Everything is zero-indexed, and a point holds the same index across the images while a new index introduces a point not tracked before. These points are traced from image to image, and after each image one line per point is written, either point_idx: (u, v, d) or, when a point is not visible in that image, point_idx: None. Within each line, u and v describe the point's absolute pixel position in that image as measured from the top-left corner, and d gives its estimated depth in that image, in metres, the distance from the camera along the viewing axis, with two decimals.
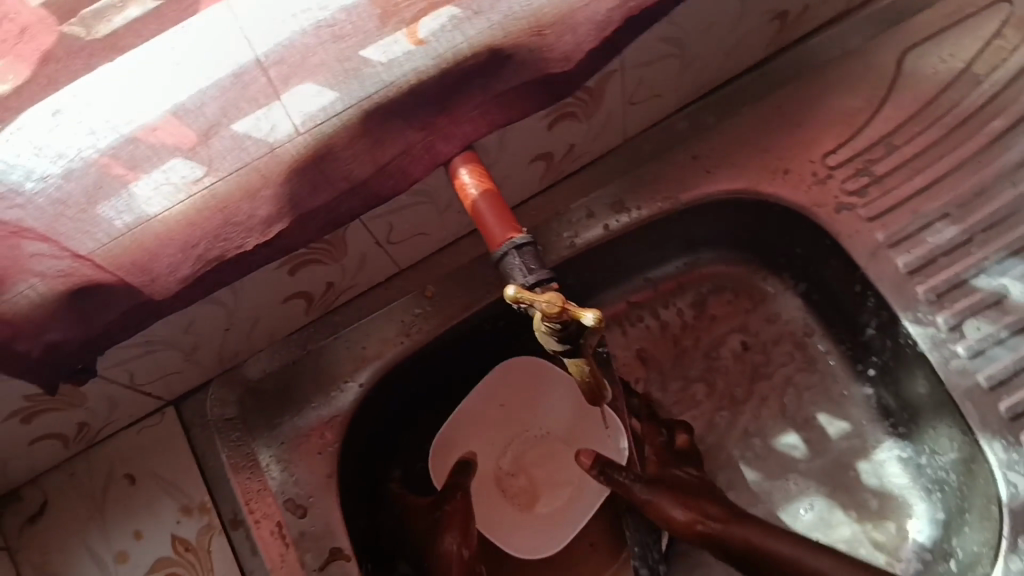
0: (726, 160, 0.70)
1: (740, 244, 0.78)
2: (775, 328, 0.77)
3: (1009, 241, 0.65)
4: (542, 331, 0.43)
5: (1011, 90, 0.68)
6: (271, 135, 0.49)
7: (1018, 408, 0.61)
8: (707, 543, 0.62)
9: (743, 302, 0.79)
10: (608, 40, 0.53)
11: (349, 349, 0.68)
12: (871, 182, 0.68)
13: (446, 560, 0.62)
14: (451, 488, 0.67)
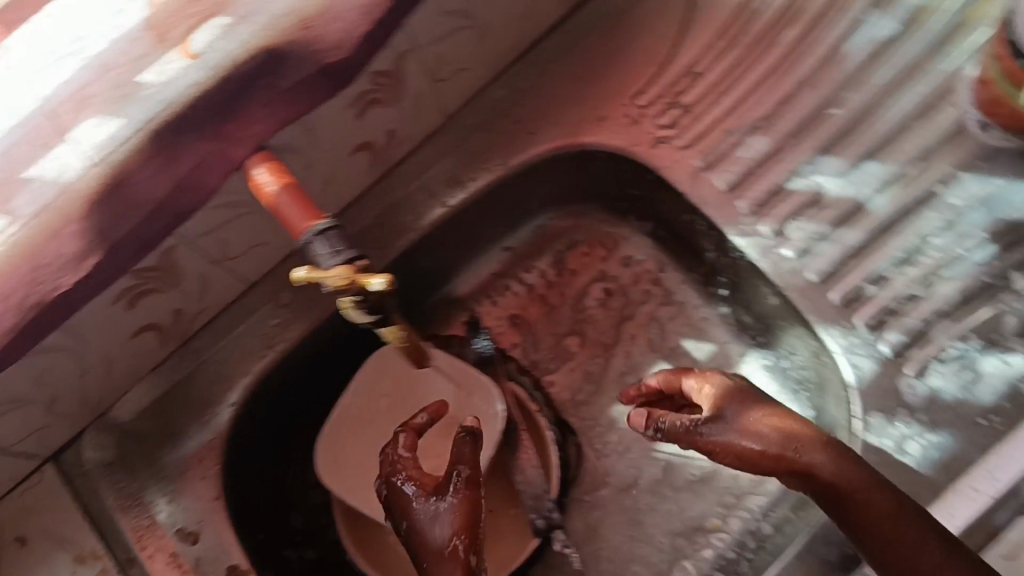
0: (546, 118, 0.73)
1: (584, 199, 0.81)
2: (632, 269, 0.81)
3: (818, 141, 0.69)
4: (348, 309, 0.46)
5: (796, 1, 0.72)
6: (63, 175, 0.50)
7: (848, 294, 0.65)
8: (797, 479, 0.53)
9: (598, 251, 0.82)
10: (380, 22, 0.54)
11: (214, 371, 0.69)
12: (682, 113, 0.71)
13: (439, 559, 0.52)
14: (451, 475, 0.55)
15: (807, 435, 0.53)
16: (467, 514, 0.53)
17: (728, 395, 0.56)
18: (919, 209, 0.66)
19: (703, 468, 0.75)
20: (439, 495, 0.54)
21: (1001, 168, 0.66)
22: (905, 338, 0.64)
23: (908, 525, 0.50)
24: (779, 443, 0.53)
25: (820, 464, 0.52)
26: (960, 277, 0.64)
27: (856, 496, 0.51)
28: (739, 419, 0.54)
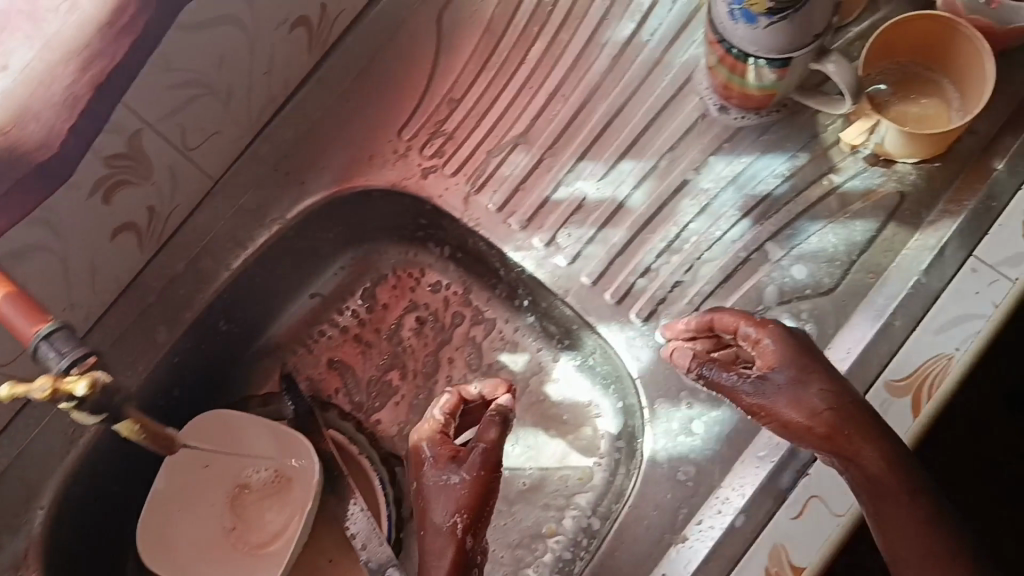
0: (314, 166, 0.74)
1: (381, 233, 0.82)
2: (440, 294, 0.82)
3: (576, 148, 0.72)
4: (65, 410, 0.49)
5: (536, 17, 0.74)
6: None
7: (620, 291, 0.68)
8: (840, 462, 0.51)
9: (407, 281, 0.83)
10: (86, 109, 0.55)
11: (17, 477, 0.68)
12: (445, 141, 0.73)
13: (440, 534, 0.60)
14: (472, 448, 0.62)
15: (846, 410, 0.51)
16: (477, 491, 0.61)
17: (796, 360, 0.53)
18: (679, 198, 0.69)
19: (533, 477, 0.77)
20: (452, 464, 0.62)
21: (745, 144, 0.69)
22: (677, 323, 0.67)
23: (905, 508, 0.50)
24: (821, 407, 0.52)
25: (867, 454, 0.50)
26: (719, 256, 0.68)
27: (867, 487, 0.50)
28: (788, 385, 0.53)
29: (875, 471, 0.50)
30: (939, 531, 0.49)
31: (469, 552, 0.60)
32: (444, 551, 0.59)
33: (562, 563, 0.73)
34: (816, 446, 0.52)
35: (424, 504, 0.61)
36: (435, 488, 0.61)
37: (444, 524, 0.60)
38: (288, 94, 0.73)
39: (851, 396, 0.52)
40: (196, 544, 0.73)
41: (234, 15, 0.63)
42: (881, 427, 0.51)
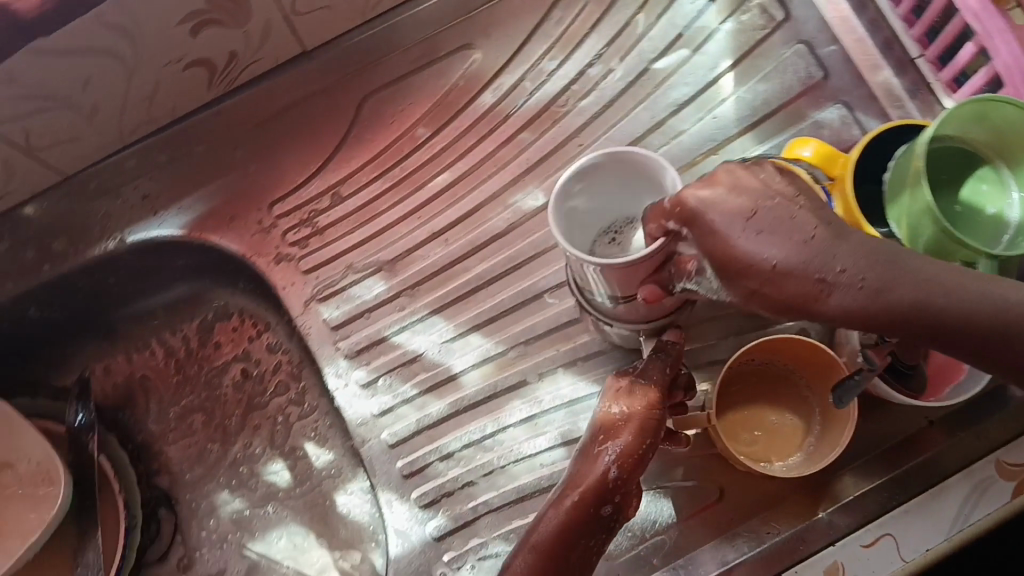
0: (176, 199, 0.71)
1: (226, 274, 0.78)
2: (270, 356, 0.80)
3: (433, 300, 0.68)
4: None
5: (457, 146, 0.71)
6: None
7: (414, 466, 0.65)
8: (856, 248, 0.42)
9: (249, 329, 0.81)
10: None
11: None
12: (312, 233, 0.70)
13: (587, 483, 0.51)
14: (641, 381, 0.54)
15: (789, 261, 0.42)
16: (639, 431, 0.52)
17: (724, 222, 0.44)
18: (511, 396, 0.65)
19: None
20: (622, 396, 0.53)
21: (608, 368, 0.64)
22: (450, 523, 0.63)
23: (942, 298, 0.41)
24: (772, 271, 0.43)
25: (862, 310, 0.41)
26: (522, 474, 0.63)
27: (887, 329, 0.42)
28: (760, 260, 0.43)
29: (864, 304, 0.41)
30: (978, 310, 0.41)
31: (609, 514, 0.51)
32: (577, 485, 0.51)
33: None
34: (812, 321, 0.44)
35: (609, 424, 0.53)
36: (609, 426, 0.53)
37: (596, 462, 0.51)
38: (174, 118, 0.68)
39: (778, 245, 0.43)
40: None
41: (113, 50, 0.57)
42: (805, 223, 0.43)
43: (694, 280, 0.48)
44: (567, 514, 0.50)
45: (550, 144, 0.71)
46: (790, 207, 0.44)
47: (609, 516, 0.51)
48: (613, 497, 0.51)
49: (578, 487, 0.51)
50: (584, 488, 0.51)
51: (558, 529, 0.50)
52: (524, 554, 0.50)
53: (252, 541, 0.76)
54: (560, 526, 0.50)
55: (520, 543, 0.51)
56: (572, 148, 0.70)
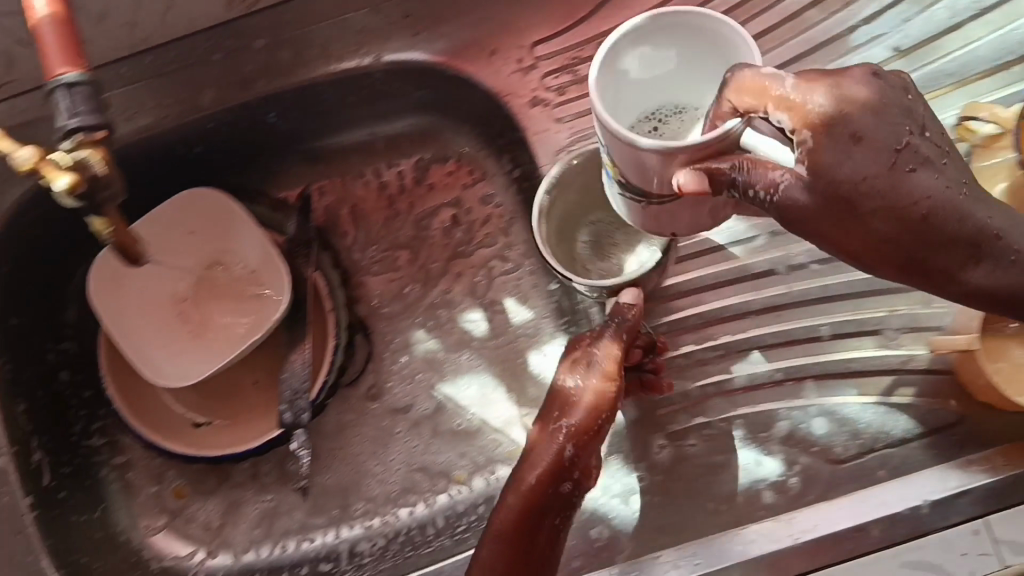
0: (436, 21, 0.66)
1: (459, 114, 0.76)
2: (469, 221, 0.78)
3: None
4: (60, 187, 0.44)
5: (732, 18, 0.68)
6: None
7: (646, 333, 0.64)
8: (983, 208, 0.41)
9: (463, 177, 0.79)
10: None
11: None
12: (573, 81, 0.66)
13: (538, 466, 0.55)
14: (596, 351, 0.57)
15: (941, 208, 0.40)
16: (599, 410, 0.56)
17: (869, 134, 0.39)
18: (760, 282, 0.66)
19: (471, 424, 0.75)
20: (586, 365, 0.57)
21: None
22: (675, 397, 0.64)
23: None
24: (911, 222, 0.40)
25: (982, 280, 0.42)
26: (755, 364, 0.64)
27: (991, 303, 0.44)
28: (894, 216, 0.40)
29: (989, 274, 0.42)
30: None
31: (571, 498, 0.55)
32: (537, 467, 0.55)
33: (453, 513, 0.73)
34: (924, 287, 0.43)
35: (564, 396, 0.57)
36: (562, 399, 0.57)
37: (553, 438, 0.55)
38: None
39: (920, 194, 0.40)
40: (151, 317, 0.71)
41: None
42: (958, 176, 0.41)
43: (776, 195, 0.40)
44: (532, 481, 0.54)
45: (823, 33, 0.67)
46: (939, 143, 0.41)
47: (564, 493, 0.55)
48: (572, 474, 0.55)
49: (541, 463, 0.55)
50: (546, 466, 0.55)
51: (521, 499, 0.54)
52: (495, 523, 0.54)
53: (442, 383, 0.76)
54: (521, 511, 0.54)
55: (488, 526, 0.54)
56: (853, 39, 0.67)
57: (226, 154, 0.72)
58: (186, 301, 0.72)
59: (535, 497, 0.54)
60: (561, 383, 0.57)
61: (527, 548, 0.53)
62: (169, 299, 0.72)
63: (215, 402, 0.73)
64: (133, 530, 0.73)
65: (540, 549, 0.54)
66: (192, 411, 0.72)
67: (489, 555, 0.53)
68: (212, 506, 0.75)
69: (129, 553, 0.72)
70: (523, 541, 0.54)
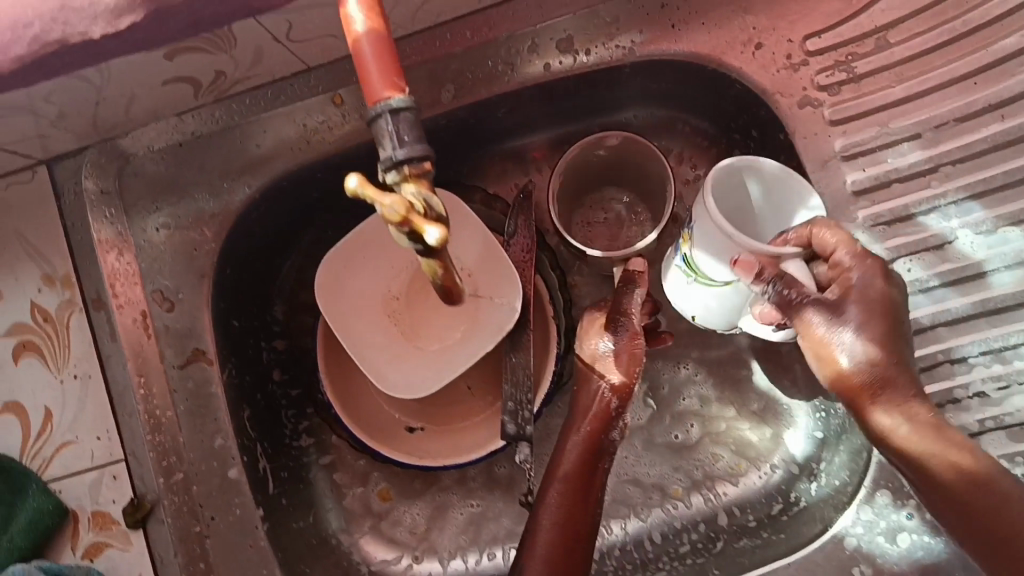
0: (697, 14, 0.61)
1: (689, 108, 0.69)
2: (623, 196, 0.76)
3: (972, 182, 0.58)
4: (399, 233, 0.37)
5: None
6: None
7: (921, 363, 0.59)
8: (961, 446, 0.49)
9: (685, 171, 0.73)
10: None
11: (241, 145, 0.61)
12: (848, 80, 0.60)
13: (594, 412, 0.61)
14: (616, 321, 0.62)
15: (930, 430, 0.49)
16: (626, 382, 0.61)
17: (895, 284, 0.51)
18: None
19: (689, 436, 0.72)
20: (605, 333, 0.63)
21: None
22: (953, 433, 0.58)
23: (982, 491, 0.47)
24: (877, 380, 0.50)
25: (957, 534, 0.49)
26: None
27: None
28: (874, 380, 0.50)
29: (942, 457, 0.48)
30: None
31: (605, 448, 0.61)
32: (588, 418, 0.61)
33: (672, 530, 0.70)
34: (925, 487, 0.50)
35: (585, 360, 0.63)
36: (585, 367, 0.63)
37: (597, 392, 0.62)
38: None
39: (904, 371, 0.50)
40: (371, 318, 0.68)
41: None
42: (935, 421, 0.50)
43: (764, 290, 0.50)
44: (587, 430, 0.61)
45: None
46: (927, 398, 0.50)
47: (611, 443, 0.61)
48: (618, 423, 0.61)
49: (587, 416, 0.61)
50: (592, 418, 0.61)
51: (586, 450, 0.60)
52: (561, 468, 0.60)
53: (657, 391, 0.72)
54: (581, 455, 0.60)
55: (552, 477, 0.60)
56: None
57: (447, 147, 0.69)
58: (398, 303, 0.69)
59: (584, 444, 0.60)
60: (591, 347, 0.63)
61: (576, 488, 0.59)
62: (381, 300, 0.69)
63: (429, 406, 0.70)
64: (342, 533, 0.71)
65: (591, 492, 0.59)
66: (405, 415, 0.70)
67: (557, 494, 0.59)
68: (418, 510, 0.73)
69: (341, 558, 0.70)
70: (587, 485, 0.59)
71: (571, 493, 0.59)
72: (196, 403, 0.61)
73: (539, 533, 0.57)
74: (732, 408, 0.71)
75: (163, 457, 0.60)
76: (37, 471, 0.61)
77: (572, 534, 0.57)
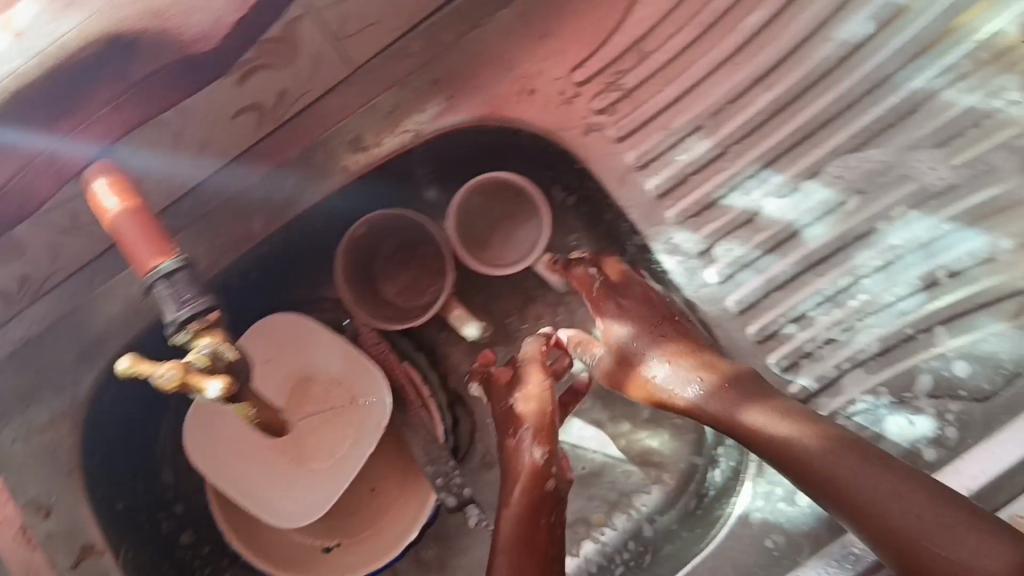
0: (467, 80, 0.64)
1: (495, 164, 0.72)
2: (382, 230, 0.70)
3: (762, 152, 0.62)
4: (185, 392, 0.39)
5: None
6: None
7: (765, 331, 0.63)
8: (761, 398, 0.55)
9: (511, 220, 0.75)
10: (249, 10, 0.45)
11: (73, 334, 0.62)
12: (621, 97, 0.63)
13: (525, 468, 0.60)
14: (523, 377, 0.65)
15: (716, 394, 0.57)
16: (540, 422, 0.61)
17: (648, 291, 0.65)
18: (860, 245, 0.62)
19: (594, 461, 0.73)
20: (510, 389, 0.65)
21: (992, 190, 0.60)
22: (815, 385, 0.61)
23: (913, 504, 0.45)
24: (712, 387, 0.57)
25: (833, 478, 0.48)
26: (881, 324, 0.61)
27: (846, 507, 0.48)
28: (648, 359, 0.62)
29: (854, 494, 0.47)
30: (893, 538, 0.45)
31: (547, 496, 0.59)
32: (521, 474, 0.59)
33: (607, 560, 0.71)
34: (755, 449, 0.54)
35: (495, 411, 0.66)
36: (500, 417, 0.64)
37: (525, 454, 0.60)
38: None
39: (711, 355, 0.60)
40: (262, 456, 0.69)
41: None
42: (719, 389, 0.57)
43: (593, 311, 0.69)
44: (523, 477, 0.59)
45: None
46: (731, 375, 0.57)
47: (555, 491, 0.59)
48: (550, 472, 0.59)
49: (520, 482, 0.59)
50: (528, 474, 0.59)
51: (525, 494, 0.58)
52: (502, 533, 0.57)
53: None
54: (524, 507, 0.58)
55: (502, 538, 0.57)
56: None
57: (282, 270, 0.70)
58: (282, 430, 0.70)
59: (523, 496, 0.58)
60: (504, 407, 0.64)
61: (523, 535, 0.57)
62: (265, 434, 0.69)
63: (341, 523, 0.71)
64: None
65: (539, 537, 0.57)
66: (320, 539, 0.70)
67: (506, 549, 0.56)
68: None
69: None
70: (529, 540, 0.57)
71: (519, 556, 0.56)
72: None
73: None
74: (626, 424, 0.74)
75: None
76: None
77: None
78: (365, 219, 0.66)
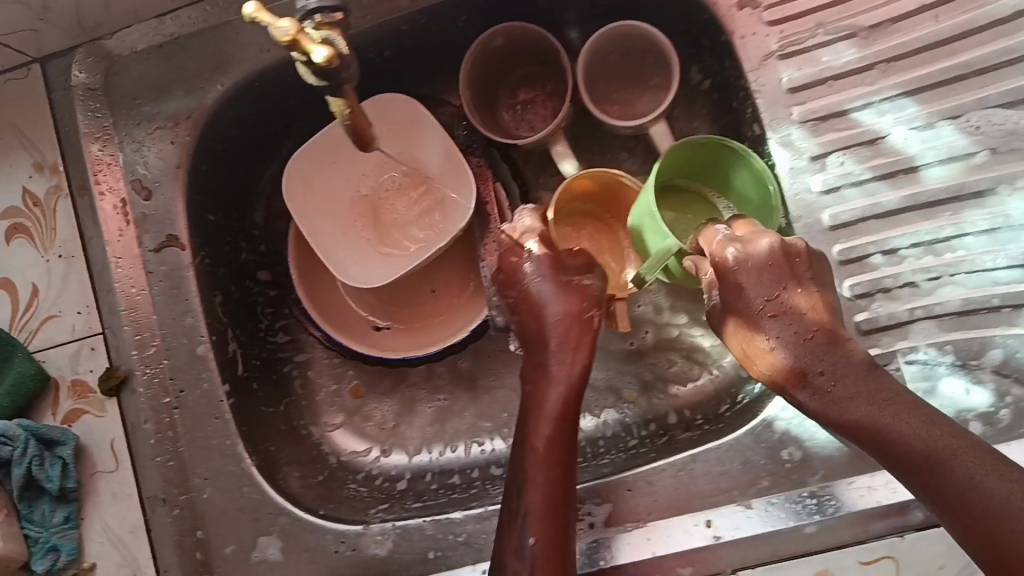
0: None
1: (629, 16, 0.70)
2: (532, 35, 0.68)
3: (906, 79, 0.59)
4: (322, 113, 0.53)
5: None
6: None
7: (851, 255, 0.59)
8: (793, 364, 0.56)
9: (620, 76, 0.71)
10: None
11: (215, 46, 0.65)
12: None
13: (547, 388, 0.61)
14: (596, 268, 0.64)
15: (819, 397, 0.55)
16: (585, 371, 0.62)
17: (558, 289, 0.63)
18: (977, 203, 0.58)
19: (645, 340, 0.76)
20: (560, 306, 0.62)
21: None
22: (881, 321, 0.58)
23: (945, 499, 0.49)
24: (806, 364, 0.55)
25: (908, 478, 0.51)
26: (971, 287, 0.58)
27: (903, 464, 0.51)
28: (781, 346, 0.57)
29: (874, 384, 0.54)
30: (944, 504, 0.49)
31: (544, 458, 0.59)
32: (546, 419, 0.60)
33: (600, 436, 0.74)
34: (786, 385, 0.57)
35: (534, 307, 0.63)
36: (568, 333, 0.62)
37: (571, 365, 0.61)
38: None
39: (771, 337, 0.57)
40: (343, 215, 0.73)
41: None
42: (808, 340, 0.56)
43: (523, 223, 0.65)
44: (561, 422, 0.60)
45: None
46: (831, 369, 0.55)
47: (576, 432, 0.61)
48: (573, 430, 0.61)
49: (550, 419, 0.60)
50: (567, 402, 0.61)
51: (555, 469, 0.59)
52: (538, 495, 0.58)
53: None
54: (555, 428, 0.60)
55: (532, 508, 0.58)
56: None
57: (430, 52, 0.70)
58: (380, 199, 0.74)
59: (547, 456, 0.59)
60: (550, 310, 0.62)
61: (558, 501, 0.58)
62: (366, 197, 0.74)
63: (395, 308, 0.75)
64: (313, 425, 0.77)
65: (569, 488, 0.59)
66: (372, 313, 0.75)
67: (541, 465, 0.59)
68: (387, 406, 0.79)
69: (311, 448, 0.75)
70: (564, 494, 0.59)
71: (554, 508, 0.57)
72: (169, 286, 0.66)
73: (531, 562, 0.56)
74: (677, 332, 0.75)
75: (137, 333, 0.66)
76: (25, 341, 0.69)
77: (564, 556, 0.56)
78: (499, 29, 0.67)
